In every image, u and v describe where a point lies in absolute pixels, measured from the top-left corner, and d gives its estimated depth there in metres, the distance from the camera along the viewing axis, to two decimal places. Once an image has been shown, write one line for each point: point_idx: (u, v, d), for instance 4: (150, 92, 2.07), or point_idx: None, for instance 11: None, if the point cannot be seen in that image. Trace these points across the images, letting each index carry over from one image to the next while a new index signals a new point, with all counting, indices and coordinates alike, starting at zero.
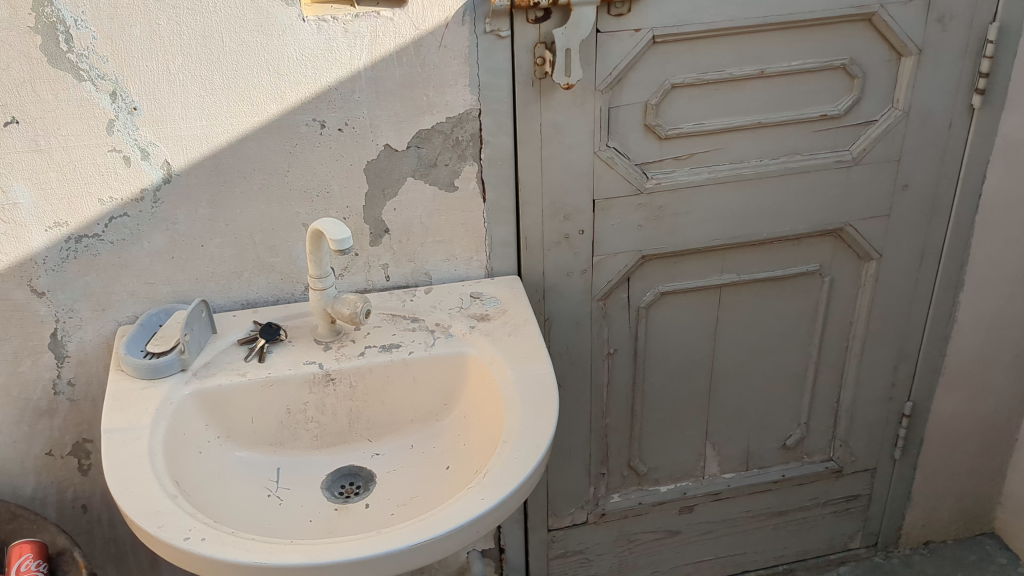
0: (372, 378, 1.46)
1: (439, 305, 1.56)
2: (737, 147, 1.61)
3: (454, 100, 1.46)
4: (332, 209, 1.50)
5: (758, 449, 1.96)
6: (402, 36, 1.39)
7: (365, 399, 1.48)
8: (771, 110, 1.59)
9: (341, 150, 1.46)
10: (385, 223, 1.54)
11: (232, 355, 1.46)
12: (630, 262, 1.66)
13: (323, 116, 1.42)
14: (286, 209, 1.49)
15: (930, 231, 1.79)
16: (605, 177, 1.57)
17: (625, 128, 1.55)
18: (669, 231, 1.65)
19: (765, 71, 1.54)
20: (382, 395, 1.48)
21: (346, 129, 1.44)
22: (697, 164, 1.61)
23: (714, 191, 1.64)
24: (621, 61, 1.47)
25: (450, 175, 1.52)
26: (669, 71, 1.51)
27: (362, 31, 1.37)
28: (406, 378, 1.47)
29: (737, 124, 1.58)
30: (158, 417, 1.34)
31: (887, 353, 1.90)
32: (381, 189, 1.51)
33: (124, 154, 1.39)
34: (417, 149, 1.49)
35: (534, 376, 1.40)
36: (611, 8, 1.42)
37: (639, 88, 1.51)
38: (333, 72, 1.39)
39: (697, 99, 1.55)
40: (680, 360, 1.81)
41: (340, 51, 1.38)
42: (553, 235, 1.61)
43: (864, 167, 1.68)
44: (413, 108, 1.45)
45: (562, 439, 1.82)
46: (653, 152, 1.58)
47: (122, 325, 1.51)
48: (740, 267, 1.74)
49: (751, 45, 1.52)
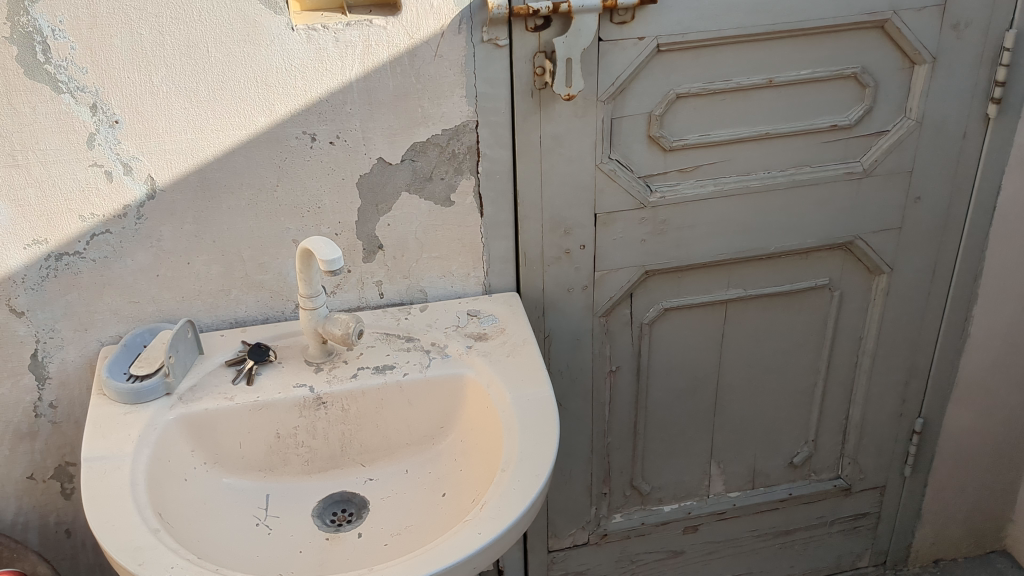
0: (366, 402, 1.41)
1: (435, 323, 1.50)
2: (744, 159, 1.55)
3: (450, 111, 1.40)
4: (323, 225, 1.44)
5: (765, 467, 1.91)
6: (396, 45, 1.33)
7: (358, 423, 1.42)
8: (779, 120, 1.53)
9: (332, 164, 1.40)
10: (379, 239, 1.48)
11: (219, 378, 1.40)
12: (633, 278, 1.60)
13: (313, 129, 1.36)
14: (276, 224, 1.43)
15: (943, 243, 1.73)
16: (608, 191, 1.51)
17: (628, 139, 1.49)
18: (674, 245, 1.59)
19: (773, 80, 1.49)
20: (376, 420, 1.43)
21: (338, 142, 1.38)
22: (702, 176, 1.55)
23: (720, 204, 1.58)
24: (624, 70, 1.41)
25: (446, 189, 1.46)
26: (674, 80, 1.45)
27: (354, 40, 1.32)
28: (401, 402, 1.42)
29: (743, 134, 1.52)
30: (141, 444, 1.29)
31: (897, 369, 1.85)
32: (374, 204, 1.45)
33: (106, 169, 1.33)
34: (411, 162, 1.43)
35: (534, 401, 1.35)
36: (613, 16, 1.36)
37: (642, 98, 1.46)
38: (323, 83, 1.34)
39: (703, 109, 1.49)
40: (685, 377, 1.75)
41: (331, 62, 1.32)
42: (553, 250, 1.55)
43: (875, 179, 1.62)
44: (407, 120, 1.39)
45: (563, 460, 1.77)
46: (657, 164, 1.53)
47: (105, 345, 1.46)
48: (746, 282, 1.68)
49: (759, 53, 1.47)
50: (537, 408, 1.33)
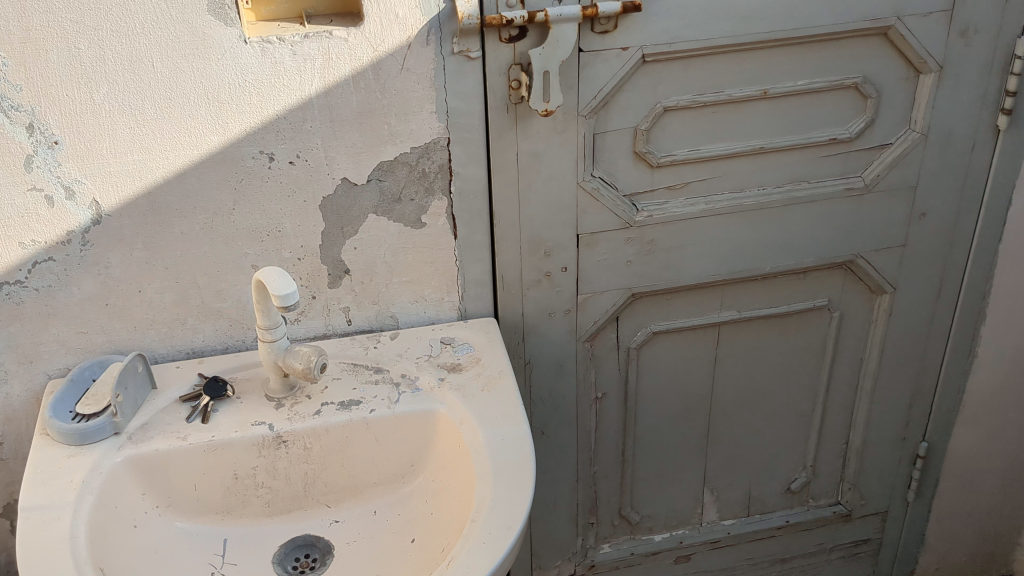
0: (329, 440, 1.31)
1: (406, 352, 1.40)
2: (737, 175, 1.45)
3: (419, 128, 1.30)
4: (284, 249, 1.34)
5: (760, 494, 1.82)
6: (358, 58, 1.23)
7: (322, 462, 1.33)
8: (775, 134, 1.43)
9: (292, 184, 1.30)
10: (345, 263, 1.38)
11: (172, 416, 1.31)
12: (619, 300, 1.50)
13: (271, 148, 1.27)
14: (232, 249, 1.33)
15: (949, 261, 1.63)
16: (591, 210, 1.42)
17: (612, 155, 1.39)
18: (662, 266, 1.50)
19: (768, 92, 1.39)
20: (341, 459, 1.33)
21: (298, 161, 1.28)
22: (692, 194, 1.45)
23: (712, 223, 1.48)
24: (607, 83, 1.31)
25: (417, 210, 1.36)
26: (661, 92, 1.36)
27: (313, 53, 1.22)
28: (368, 440, 1.32)
29: (736, 149, 1.42)
30: (84, 491, 1.19)
31: (901, 392, 1.75)
32: (339, 227, 1.35)
33: (46, 193, 1.23)
34: (378, 182, 1.33)
35: (508, 441, 1.25)
36: (594, 24, 1.26)
37: (627, 111, 1.36)
38: (281, 99, 1.24)
39: (692, 123, 1.39)
40: (675, 403, 1.66)
41: (288, 76, 1.22)
42: (533, 273, 1.45)
43: (877, 195, 1.52)
44: (372, 138, 1.29)
45: (547, 489, 1.67)
46: (644, 182, 1.43)
47: (53, 378, 1.36)
48: (740, 304, 1.58)
49: (753, 63, 1.36)
50: (513, 448, 1.24)
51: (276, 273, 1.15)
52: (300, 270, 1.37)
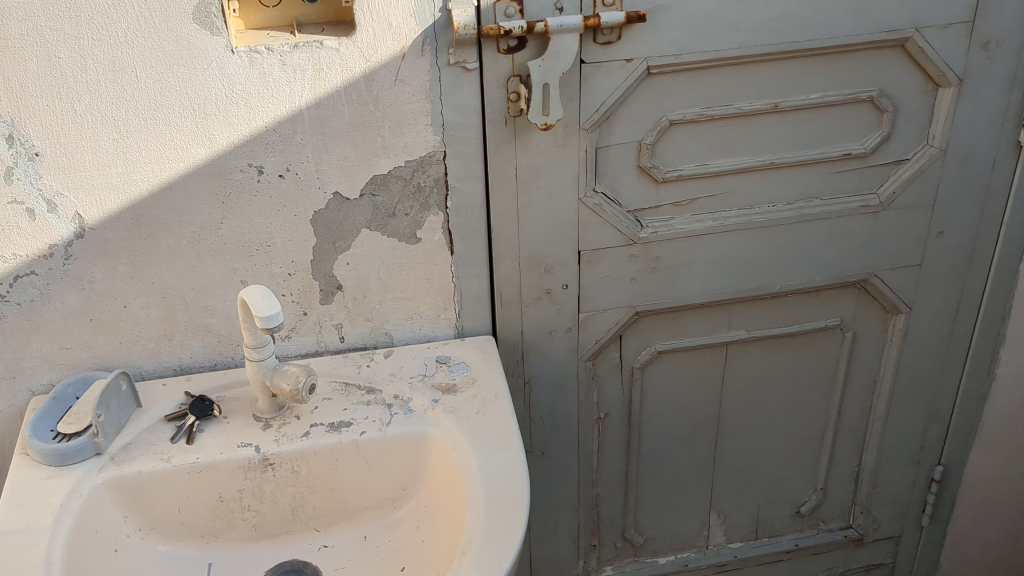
0: (318, 463, 1.27)
1: (400, 372, 1.36)
2: (746, 191, 1.40)
3: (414, 141, 1.25)
4: (274, 264, 1.30)
5: (769, 517, 1.76)
6: (350, 69, 1.18)
7: (310, 485, 1.28)
8: (785, 149, 1.38)
9: (282, 198, 1.26)
10: (337, 279, 1.33)
11: (156, 436, 1.27)
12: (622, 319, 1.45)
13: (260, 161, 1.22)
14: (220, 264, 1.29)
15: (968, 280, 1.57)
16: (593, 226, 1.37)
17: (616, 170, 1.34)
18: (667, 284, 1.44)
19: (779, 105, 1.33)
20: (331, 482, 1.29)
21: (289, 174, 1.24)
22: (699, 210, 1.40)
23: (720, 241, 1.42)
24: (610, 95, 1.26)
25: (412, 224, 1.32)
26: (666, 105, 1.30)
27: (303, 63, 1.17)
28: (358, 463, 1.28)
29: (745, 165, 1.37)
30: (62, 515, 1.15)
31: (916, 414, 1.69)
32: (331, 242, 1.30)
33: (27, 206, 1.19)
34: (371, 197, 1.28)
35: (502, 466, 1.20)
36: (596, 35, 1.21)
37: (631, 125, 1.31)
38: (270, 111, 1.19)
39: (699, 137, 1.34)
40: (681, 423, 1.60)
41: (277, 87, 1.18)
42: (532, 290, 1.40)
43: (892, 212, 1.46)
44: (366, 151, 1.25)
45: (547, 511, 1.62)
46: (648, 198, 1.38)
47: (36, 395, 1.33)
48: (749, 323, 1.53)
49: (763, 75, 1.31)
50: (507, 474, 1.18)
51: (257, 292, 1.10)
52: (290, 286, 1.32)
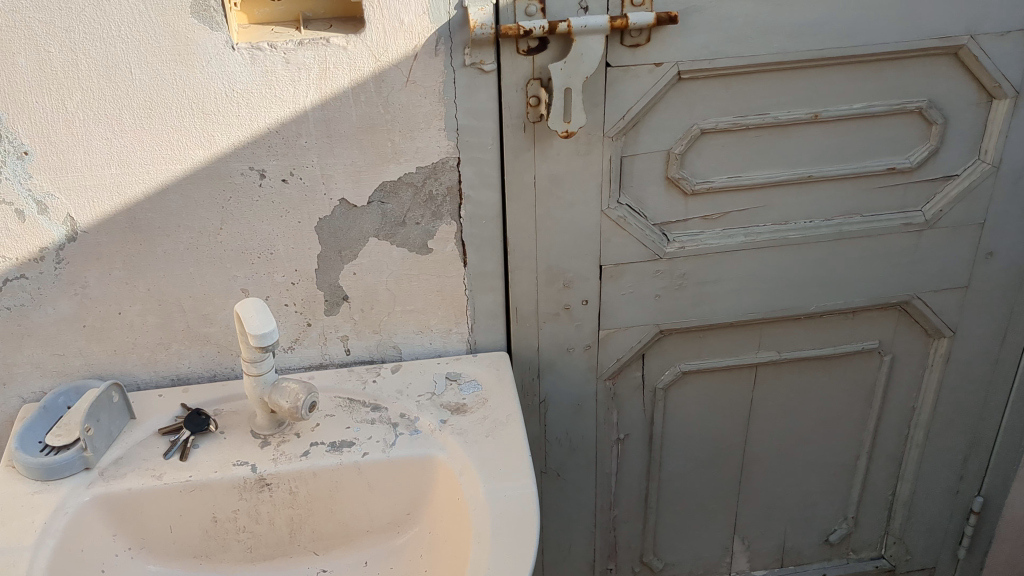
0: (316, 484, 1.19)
1: (407, 390, 1.28)
2: (781, 206, 1.32)
3: (426, 146, 1.18)
4: (277, 273, 1.23)
5: (796, 544, 1.68)
6: (359, 69, 1.11)
7: (309, 506, 1.21)
8: (825, 161, 1.29)
9: (285, 204, 1.18)
10: (343, 289, 1.26)
11: (149, 450, 1.20)
12: (645, 337, 1.37)
13: (262, 164, 1.15)
14: (220, 272, 1.22)
15: (1017, 304, 1.47)
16: (616, 240, 1.29)
17: (642, 181, 1.26)
18: (694, 302, 1.36)
19: (820, 115, 1.25)
20: (331, 504, 1.21)
21: (292, 179, 1.17)
22: (730, 225, 1.32)
23: (752, 258, 1.34)
24: (637, 102, 1.18)
25: (423, 234, 1.24)
26: (698, 113, 1.22)
27: (308, 62, 1.10)
28: (360, 485, 1.20)
29: (780, 178, 1.29)
30: (45, 534, 1.08)
31: (955, 443, 1.60)
32: (337, 250, 1.23)
33: (16, 207, 1.13)
34: (380, 204, 1.21)
35: (507, 496, 1.11)
36: (623, 37, 1.13)
37: (659, 133, 1.23)
38: (272, 112, 1.12)
39: (733, 147, 1.26)
40: (705, 446, 1.52)
41: (281, 86, 1.11)
42: (550, 305, 1.32)
43: (938, 231, 1.37)
44: (374, 155, 1.17)
45: (561, 532, 1.55)
46: (676, 211, 1.29)
47: (27, 402, 1.27)
48: (782, 344, 1.44)
49: (803, 84, 1.23)
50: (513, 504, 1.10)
51: (247, 303, 1.03)
52: (294, 295, 1.25)
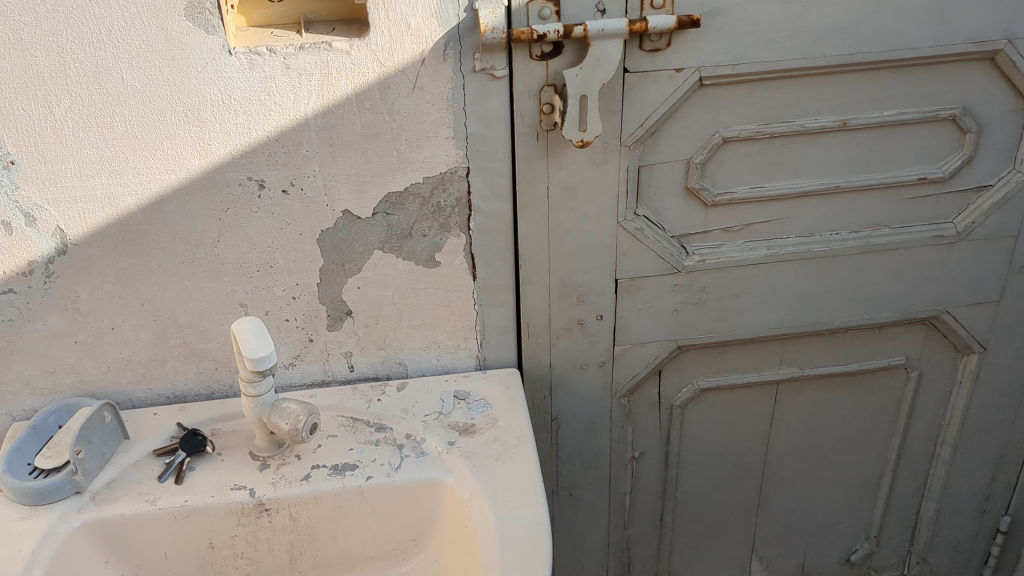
0: (318, 510, 1.13)
1: (413, 409, 1.22)
2: (806, 218, 1.26)
3: (434, 155, 1.12)
4: (277, 287, 1.17)
5: (815, 564, 1.62)
6: (363, 75, 1.05)
7: (311, 534, 1.15)
8: (852, 172, 1.24)
9: (285, 215, 1.13)
10: (346, 304, 1.20)
11: (143, 473, 1.15)
12: (662, 353, 1.31)
13: (261, 174, 1.09)
14: (217, 286, 1.16)
15: None
16: (632, 253, 1.23)
17: (660, 192, 1.20)
18: (713, 317, 1.30)
19: (848, 123, 1.19)
20: (334, 531, 1.15)
21: (293, 190, 1.11)
22: (753, 237, 1.26)
23: (774, 271, 1.28)
24: (656, 109, 1.12)
25: (430, 246, 1.18)
26: (720, 121, 1.16)
27: (309, 68, 1.04)
28: (364, 512, 1.14)
29: (806, 188, 1.23)
30: (33, 564, 1.02)
31: (984, 462, 1.53)
32: (341, 264, 1.17)
33: (3, 219, 1.08)
34: (386, 216, 1.15)
35: (516, 521, 1.04)
36: (643, 41, 1.07)
37: (679, 142, 1.17)
38: (272, 119, 1.06)
39: (756, 156, 1.20)
40: (723, 464, 1.46)
41: (281, 93, 1.05)
42: (563, 320, 1.27)
43: (970, 243, 1.30)
44: (379, 165, 1.11)
45: (573, 553, 1.49)
46: (696, 222, 1.24)
47: (17, 420, 1.22)
48: (804, 360, 1.38)
49: (831, 91, 1.17)
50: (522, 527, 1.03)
51: (237, 328, 0.98)
52: (295, 310, 1.20)
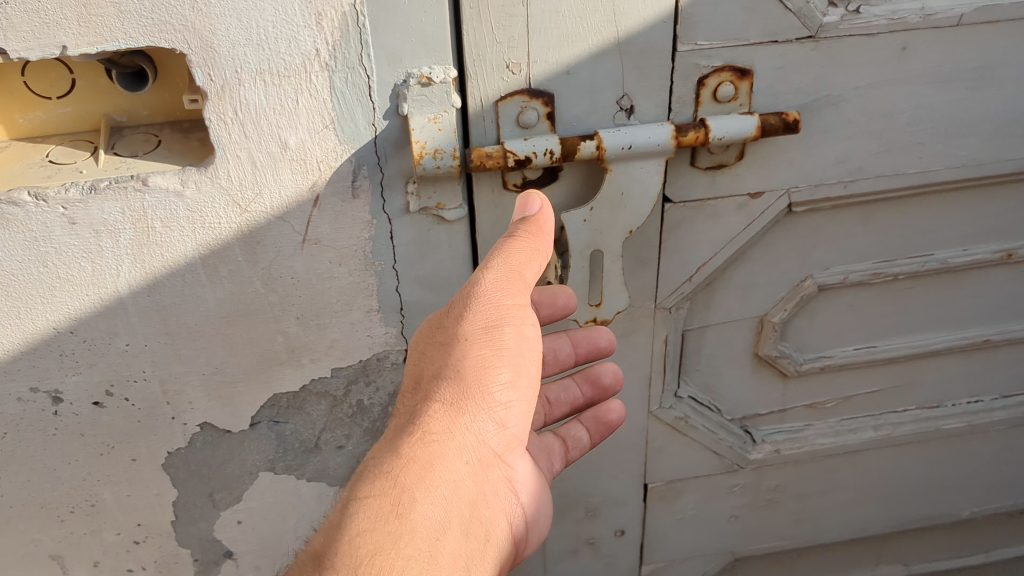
0: (383, 440, 0.47)
1: None
2: (934, 383, 0.83)
3: (349, 337, 0.67)
4: (106, 529, 0.74)
5: None
6: (209, 227, 0.60)
7: (392, 515, 0.43)
8: (1009, 317, 0.81)
9: (106, 437, 0.69)
10: (223, 544, 0.77)
11: None
12: (710, 569, 0.89)
13: (54, 383, 0.65)
14: (9, 535, 0.73)
15: None
16: (670, 449, 0.80)
17: (716, 364, 0.76)
18: (789, 520, 0.88)
19: (1014, 255, 0.75)
20: (490, 407, 0.51)
21: (112, 399, 0.67)
22: (852, 412, 0.83)
23: (880, 456, 0.85)
24: (715, 254, 0.68)
25: (351, 461, 0.74)
26: (818, 261, 0.72)
27: (113, 220, 0.58)
28: (517, 295, 0.51)
29: (940, 345, 0.79)
30: None
31: None
32: (207, 494, 0.73)
33: None
34: (273, 424, 0.71)
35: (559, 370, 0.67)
36: (697, 155, 0.63)
37: (750, 296, 0.72)
38: (57, 303, 0.61)
39: (869, 306, 0.76)
40: None
41: (66, 261, 0.59)
42: (564, 542, 0.83)
43: None
44: (255, 358, 0.67)
45: None
46: (768, 399, 0.80)
47: None
48: (912, 556, 0.96)
49: (993, 209, 0.73)
50: (567, 333, 0.65)
51: None
52: (141, 557, 0.76)
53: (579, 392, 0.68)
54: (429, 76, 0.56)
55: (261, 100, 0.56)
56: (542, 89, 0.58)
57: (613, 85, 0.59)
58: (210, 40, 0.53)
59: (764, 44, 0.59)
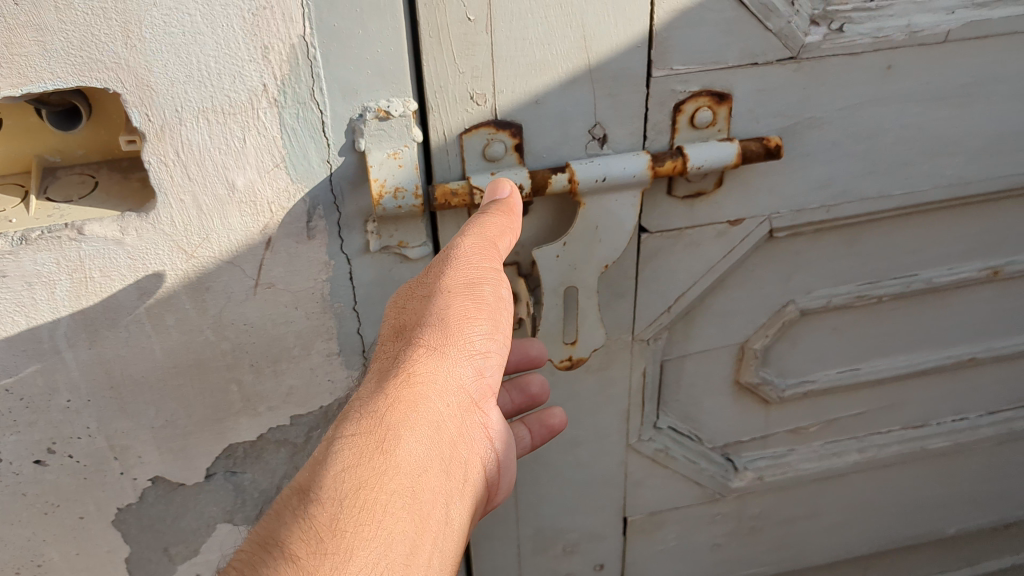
0: (363, 381, 0.42)
1: None
2: (919, 403, 0.80)
3: (308, 382, 0.63)
4: None
5: None
6: (152, 275, 0.56)
7: (378, 452, 0.39)
8: (995, 334, 0.78)
9: (50, 496, 0.64)
10: None
11: None
12: None
13: None
14: None
15: None
16: (650, 481, 0.76)
17: (696, 393, 0.73)
18: (772, 546, 0.85)
19: (1001, 272, 0.73)
20: (473, 356, 0.46)
21: (55, 457, 0.62)
22: (836, 435, 0.80)
23: (865, 478, 0.83)
24: (694, 283, 0.65)
25: None
26: (801, 285, 0.69)
27: (47, 272, 0.54)
28: (498, 253, 0.47)
29: (926, 365, 0.76)
30: None
31: None
32: (162, 549, 0.69)
33: None
34: (230, 474, 0.66)
35: None
36: (673, 184, 0.59)
37: (730, 324, 0.69)
38: None
39: (853, 328, 0.73)
40: None
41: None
42: None
43: None
44: (209, 409, 0.62)
45: None
46: (750, 426, 0.77)
47: None
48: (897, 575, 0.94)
49: (979, 226, 0.70)
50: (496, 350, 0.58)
51: None
52: None
53: (509, 400, 0.61)
54: (388, 110, 0.52)
55: (204, 140, 0.51)
56: (509, 120, 0.54)
57: (584, 114, 0.55)
58: (146, 79, 0.49)
59: (743, 66, 0.56)
